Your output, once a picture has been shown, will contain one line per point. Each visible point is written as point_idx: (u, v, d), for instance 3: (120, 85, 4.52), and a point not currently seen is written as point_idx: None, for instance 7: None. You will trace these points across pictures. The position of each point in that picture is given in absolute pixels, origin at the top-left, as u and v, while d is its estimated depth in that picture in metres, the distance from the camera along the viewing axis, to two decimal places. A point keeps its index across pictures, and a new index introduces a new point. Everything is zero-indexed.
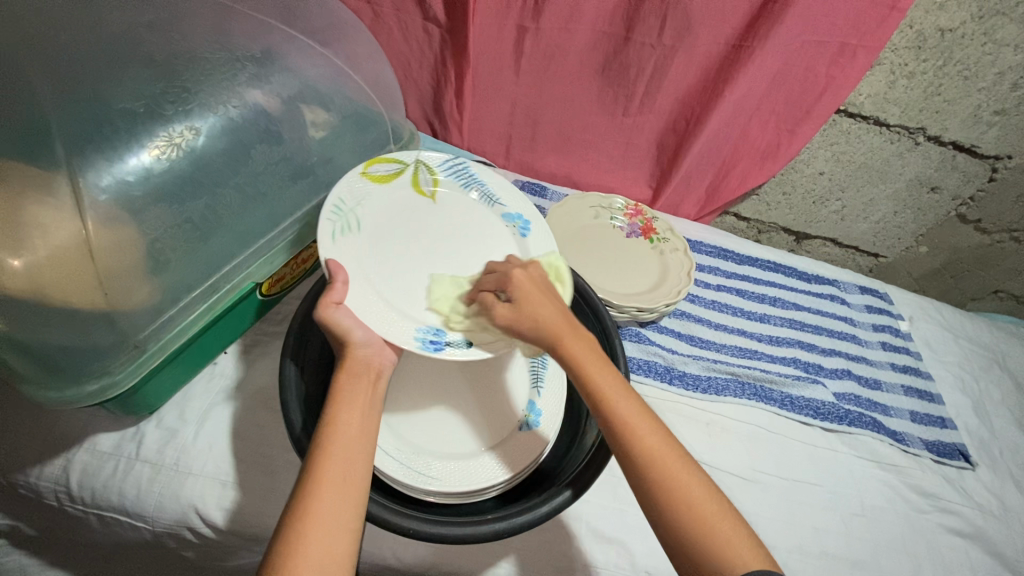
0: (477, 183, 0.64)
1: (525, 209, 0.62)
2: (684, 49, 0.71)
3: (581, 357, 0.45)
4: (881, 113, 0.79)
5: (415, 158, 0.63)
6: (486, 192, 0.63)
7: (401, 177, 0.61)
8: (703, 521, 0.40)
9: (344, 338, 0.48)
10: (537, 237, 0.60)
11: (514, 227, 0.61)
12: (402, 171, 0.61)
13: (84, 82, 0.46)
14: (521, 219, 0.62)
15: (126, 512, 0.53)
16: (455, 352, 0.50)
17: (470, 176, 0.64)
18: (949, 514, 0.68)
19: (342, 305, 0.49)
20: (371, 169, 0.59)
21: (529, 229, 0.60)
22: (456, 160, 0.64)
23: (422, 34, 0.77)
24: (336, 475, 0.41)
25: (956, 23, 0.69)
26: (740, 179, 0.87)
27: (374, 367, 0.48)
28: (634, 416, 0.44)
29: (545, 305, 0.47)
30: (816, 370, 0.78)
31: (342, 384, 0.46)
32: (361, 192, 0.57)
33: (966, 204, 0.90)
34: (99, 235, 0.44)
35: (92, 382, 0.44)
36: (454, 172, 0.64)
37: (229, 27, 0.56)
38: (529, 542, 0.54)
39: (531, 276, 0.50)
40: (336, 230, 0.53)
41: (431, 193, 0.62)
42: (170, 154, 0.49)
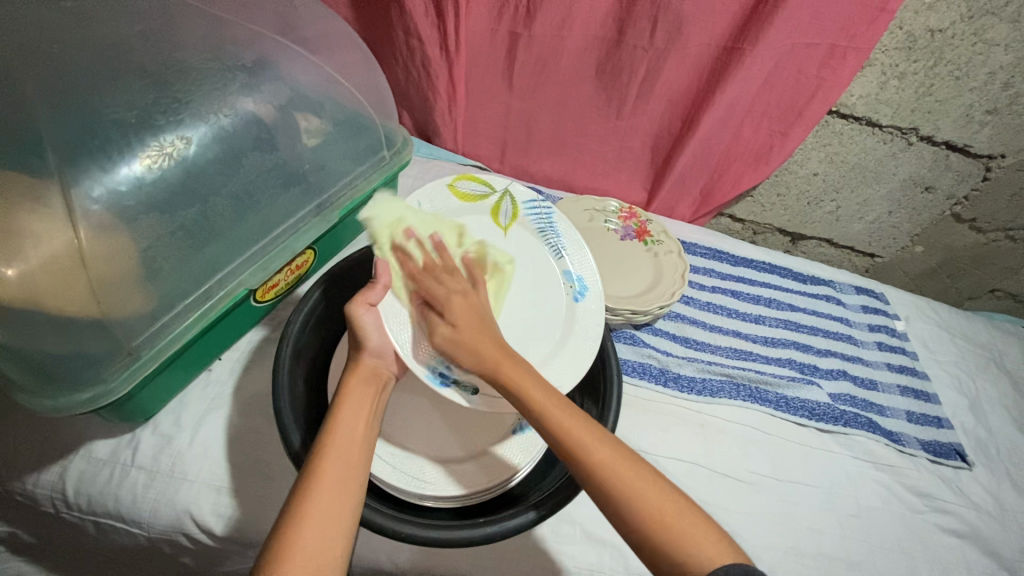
0: (554, 233, 0.65)
1: (589, 276, 0.64)
2: (676, 51, 0.72)
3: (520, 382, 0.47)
4: (873, 114, 0.79)
5: (508, 189, 0.66)
6: (558, 244, 0.65)
7: (488, 201, 0.64)
8: (661, 520, 0.40)
9: (360, 343, 0.51)
10: (589, 307, 0.62)
11: (571, 288, 0.63)
12: (488, 195, 0.65)
13: (77, 94, 0.47)
14: (580, 283, 0.63)
15: (122, 518, 0.53)
16: (458, 396, 0.51)
17: (550, 225, 0.65)
18: (945, 514, 0.68)
19: (373, 308, 0.52)
20: (462, 183, 0.64)
21: (583, 296, 0.62)
22: (544, 206, 0.66)
23: (406, 50, 0.77)
24: (338, 477, 0.41)
25: (946, 24, 0.69)
26: (733, 181, 0.87)
27: (382, 377, 0.51)
28: (578, 428, 0.44)
29: (480, 337, 0.49)
30: (812, 371, 0.78)
31: (349, 388, 0.48)
32: (441, 199, 0.62)
33: (961, 203, 0.90)
34: (92, 244, 0.44)
35: (86, 390, 0.44)
36: (538, 215, 0.65)
37: (221, 36, 0.56)
38: (523, 546, 0.55)
39: (472, 302, 0.52)
40: (402, 226, 0.58)
41: (506, 226, 0.64)
42: (162, 163, 0.49)
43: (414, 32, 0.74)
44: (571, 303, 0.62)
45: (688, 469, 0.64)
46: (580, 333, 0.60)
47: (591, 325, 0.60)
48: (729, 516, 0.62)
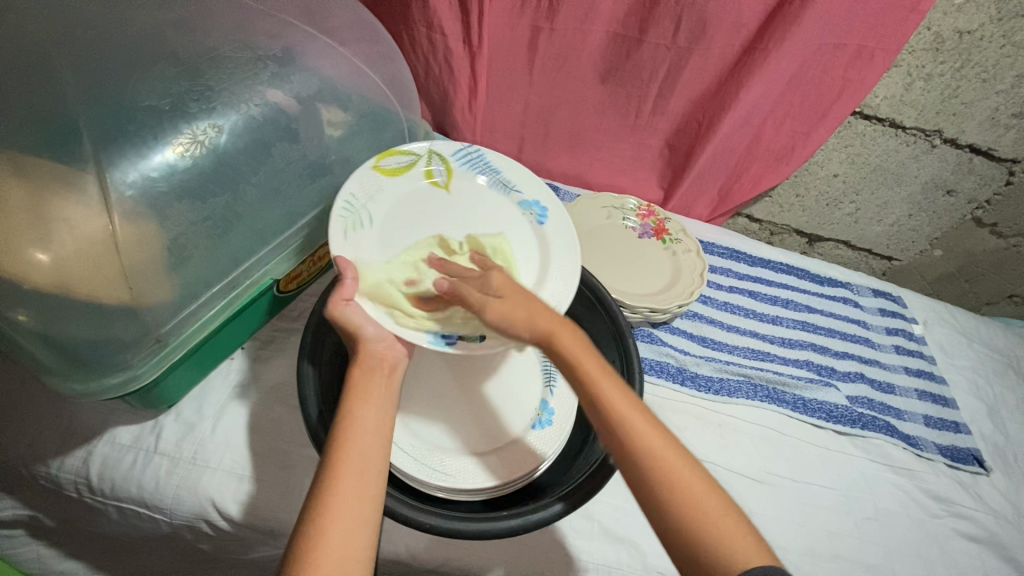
0: (492, 170, 0.64)
1: (542, 196, 0.62)
2: (699, 50, 0.71)
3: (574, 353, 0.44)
4: (897, 115, 0.78)
5: (431, 149, 0.62)
6: (501, 181, 0.63)
7: (416, 168, 0.61)
8: (703, 520, 0.40)
9: (355, 333, 0.48)
10: (554, 225, 0.60)
11: (532, 215, 0.61)
12: (414, 163, 0.61)
13: (111, 80, 0.47)
14: (540, 207, 0.62)
15: (145, 504, 0.54)
16: (467, 347, 0.49)
17: (486, 165, 0.64)
18: (962, 519, 0.68)
19: (351, 301, 0.50)
20: (382, 162, 0.59)
21: (547, 218, 0.61)
22: (470, 150, 0.64)
23: (427, 43, 0.76)
24: (354, 470, 0.41)
25: (975, 26, 0.68)
26: (753, 180, 0.87)
27: (388, 361, 0.49)
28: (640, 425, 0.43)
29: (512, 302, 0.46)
30: (829, 373, 0.78)
31: (357, 378, 0.47)
32: (375, 186, 0.57)
33: (983, 208, 0.90)
34: (124, 230, 0.44)
35: (115, 376, 0.45)
36: (470, 161, 0.63)
37: (251, 26, 0.56)
38: (541, 540, 0.55)
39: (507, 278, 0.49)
40: (348, 225, 0.54)
41: (445, 183, 0.62)
42: (193, 151, 0.49)
43: (438, 25, 0.73)
44: (536, 228, 0.60)
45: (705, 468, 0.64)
46: (556, 255, 0.58)
47: (566, 244, 0.58)
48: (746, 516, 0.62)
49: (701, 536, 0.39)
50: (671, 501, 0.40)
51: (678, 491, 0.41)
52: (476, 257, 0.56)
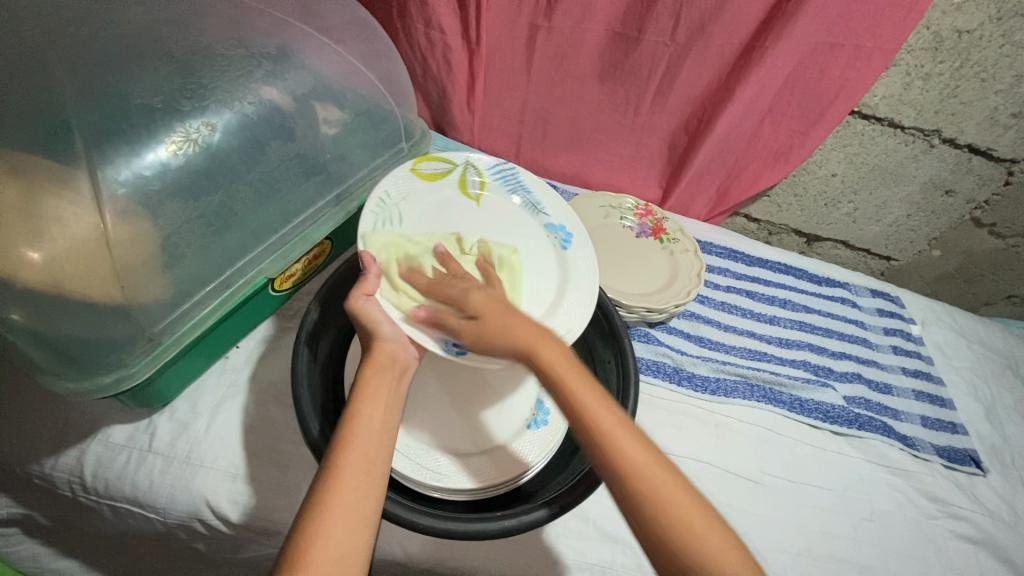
0: (523, 190, 0.64)
1: (570, 221, 0.62)
2: (696, 49, 0.71)
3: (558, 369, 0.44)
4: (896, 115, 0.78)
5: (467, 160, 0.63)
6: (532, 201, 0.63)
7: (451, 177, 0.62)
8: (694, 538, 0.39)
9: (372, 331, 0.48)
10: (577, 253, 0.60)
11: (555, 238, 0.61)
12: (450, 171, 0.62)
13: (104, 78, 0.47)
14: (564, 232, 0.62)
15: (138, 503, 0.53)
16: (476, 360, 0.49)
17: (519, 184, 0.64)
18: (959, 521, 0.67)
19: (371, 298, 0.50)
20: (421, 166, 0.61)
21: (570, 243, 0.61)
22: (506, 166, 0.64)
23: (424, 42, 0.76)
24: (354, 473, 0.41)
25: (974, 25, 0.68)
26: (751, 179, 0.87)
27: (400, 363, 0.48)
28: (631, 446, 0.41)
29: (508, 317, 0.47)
30: (826, 373, 0.78)
31: (367, 378, 0.46)
32: (408, 187, 0.58)
33: (981, 208, 0.90)
34: (116, 229, 0.44)
35: (108, 375, 0.45)
36: (505, 177, 0.64)
37: (245, 23, 0.56)
38: (536, 540, 0.55)
39: (493, 296, 0.50)
40: (379, 221, 0.55)
41: (477, 196, 0.62)
42: (186, 150, 0.49)
43: (434, 23, 0.73)
44: (559, 251, 0.61)
45: (700, 468, 0.64)
46: (576, 279, 0.58)
47: (587, 269, 0.59)
48: (741, 516, 0.61)
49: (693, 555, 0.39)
50: (661, 523, 0.39)
51: (668, 508, 0.40)
52: (482, 264, 0.56)
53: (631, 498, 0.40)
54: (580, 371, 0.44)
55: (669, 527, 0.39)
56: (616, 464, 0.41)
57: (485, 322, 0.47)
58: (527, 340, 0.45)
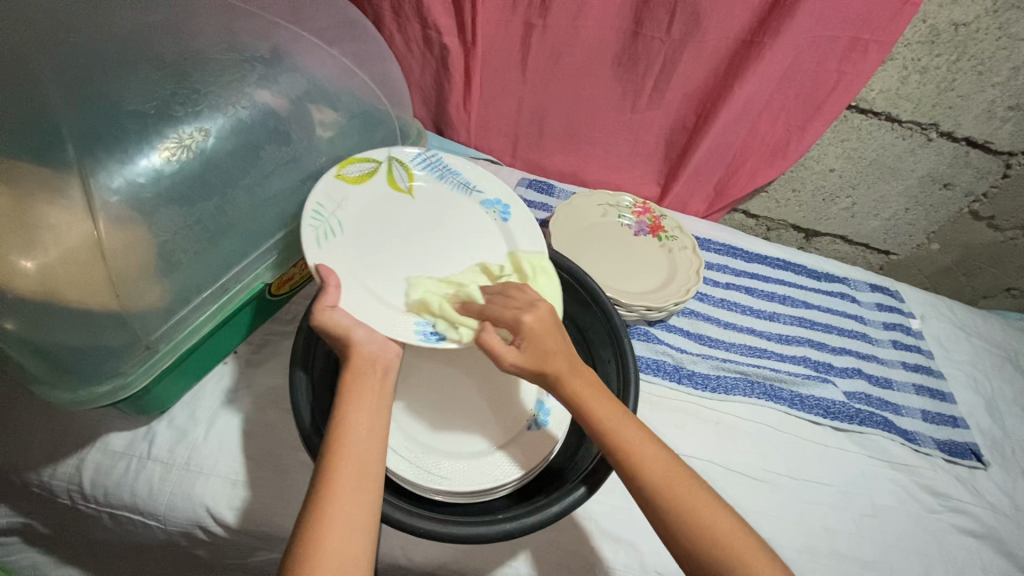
0: (453, 174, 0.63)
1: (503, 194, 0.63)
2: (693, 44, 0.70)
3: (583, 396, 0.47)
4: (893, 109, 0.78)
5: (389, 155, 0.61)
6: (462, 182, 0.63)
7: (378, 175, 0.59)
8: (722, 543, 0.41)
9: (344, 337, 0.47)
10: (518, 220, 0.61)
11: (494, 213, 0.61)
12: (375, 170, 0.59)
13: (96, 84, 0.47)
14: (502, 205, 0.62)
15: (138, 510, 0.53)
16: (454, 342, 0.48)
17: (444, 168, 0.63)
18: (960, 514, 0.67)
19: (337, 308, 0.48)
20: (346, 170, 0.57)
21: (509, 213, 0.61)
22: (428, 154, 0.63)
23: (422, 39, 0.76)
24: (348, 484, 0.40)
25: (970, 18, 0.68)
26: (749, 175, 0.86)
27: (381, 363, 0.47)
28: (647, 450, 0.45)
29: (547, 348, 0.47)
30: (826, 369, 0.77)
31: (351, 383, 0.45)
32: (340, 195, 0.55)
33: (979, 201, 0.89)
34: (110, 235, 0.44)
35: (105, 383, 0.45)
36: (429, 165, 0.63)
37: (238, 27, 0.56)
38: (537, 542, 0.54)
39: (542, 315, 0.48)
40: (320, 235, 0.52)
41: (408, 188, 0.60)
42: (180, 155, 0.48)
43: (431, 23, 0.73)
44: (500, 224, 0.60)
45: (702, 466, 0.64)
46: (523, 244, 0.59)
47: (529, 232, 0.59)
48: (744, 515, 0.61)
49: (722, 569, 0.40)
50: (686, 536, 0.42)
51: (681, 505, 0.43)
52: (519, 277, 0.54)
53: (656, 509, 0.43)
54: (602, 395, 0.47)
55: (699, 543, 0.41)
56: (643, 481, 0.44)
57: (526, 349, 0.46)
58: (554, 369, 0.47)
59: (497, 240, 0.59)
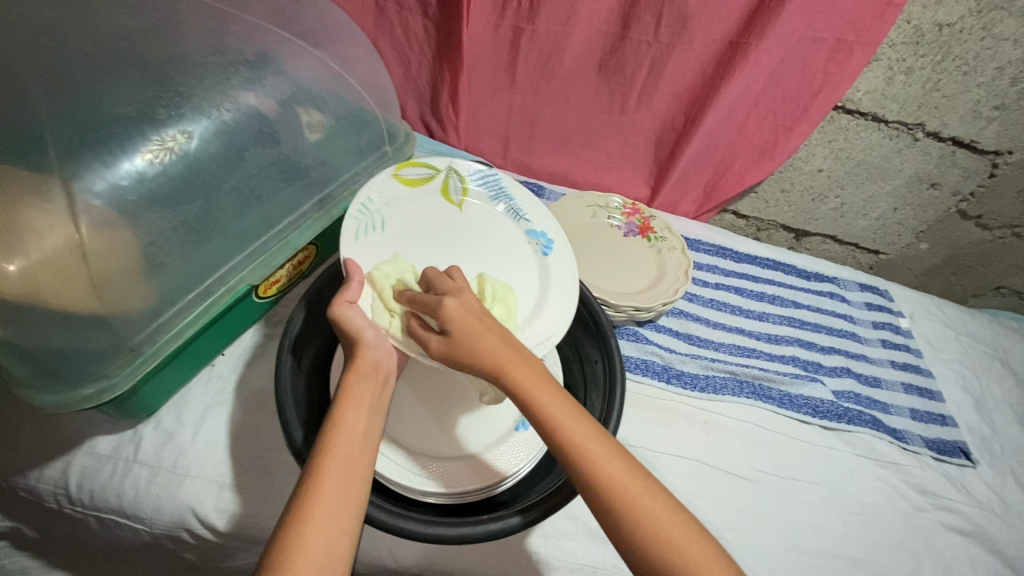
0: (507, 197, 0.64)
1: (552, 227, 0.62)
2: (680, 46, 0.71)
3: (529, 384, 0.42)
4: (879, 109, 0.78)
5: (450, 166, 0.63)
6: (515, 208, 0.63)
7: (433, 183, 0.61)
8: (664, 535, 0.39)
9: (355, 337, 0.47)
10: (560, 258, 0.60)
11: (538, 244, 0.61)
12: (432, 177, 0.62)
13: (79, 88, 0.47)
14: (546, 238, 0.62)
15: (125, 514, 0.53)
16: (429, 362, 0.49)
17: (501, 190, 0.64)
18: (949, 512, 0.68)
19: (354, 305, 0.49)
20: (403, 171, 0.60)
21: (552, 249, 0.61)
22: (492, 172, 0.65)
23: (421, 31, 0.76)
24: (334, 488, 0.40)
25: (954, 18, 0.68)
26: (738, 176, 0.86)
27: (384, 371, 0.47)
28: (591, 440, 0.41)
29: (482, 334, 0.44)
30: (815, 368, 0.78)
31: (350, 385, 0.45)
32: (390, 195, 0.58)
33: (967, 200, 0.90)
34: (92, 238, 0.44)
35: (89, 386, 0.45)
36: (488, 183, 0.64)
37: (224, 30, 0.56)
38: (524, 544, 0.54)
39: (466, 304, 0.46)
40: (359, 229, 0.55)
41: (459, 202, 0.62)
42: (163, 158, 0.49)
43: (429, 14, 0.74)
44: (540, 257, 0.61)
45: (691, 466, 0.64)
46: (556, 289, 0.58)
47: (568, 274, 0.59)
48: (733, 514, 0.62)
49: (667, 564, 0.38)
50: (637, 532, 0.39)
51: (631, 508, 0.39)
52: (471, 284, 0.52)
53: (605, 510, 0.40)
54: (549, 383, 0.43)
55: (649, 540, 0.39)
56: (593, 479, 0.40)
57: (454, 336, 0.44)
58: (495, 356, 0.43)
59: (538, 272, 0.60)
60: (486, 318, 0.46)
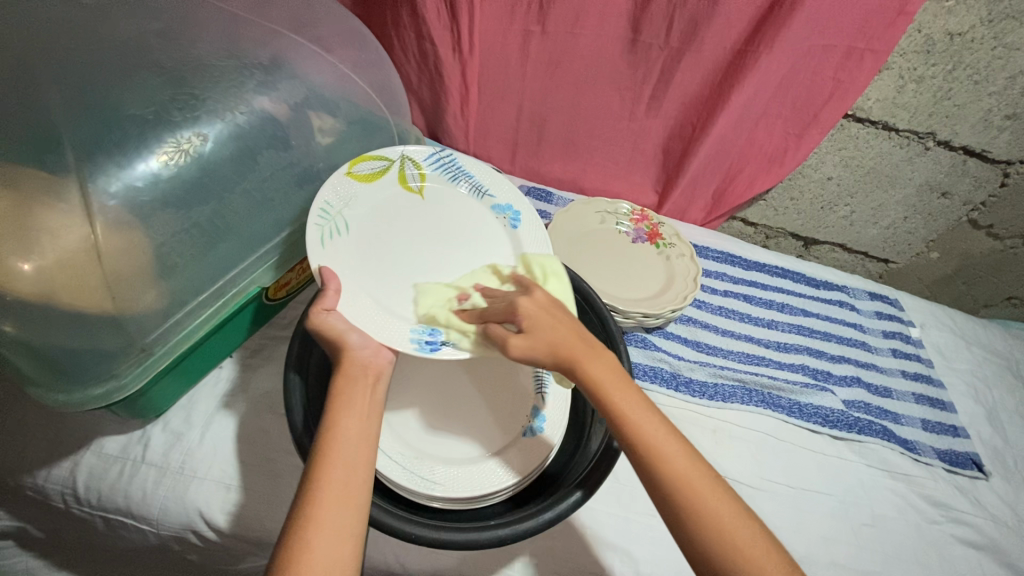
0: (466, 175, 0.64)
1: (516, 201, 0.62)
2: (690, 52, 0.71)
3: (600, 377, 0.43)
4: (890, 118, 0.78)
5: (404, 153, 0.62)
6: (473, 184, 0.63)
7: (389, 175, 0.60)
8: (725, 530, 0.39)
9: (338, 342, 0.47)
10: (530, 228, 0.60)
11: (505, 219, 0.61)
12: (388, 168, 0.60)
13: (95, 90, 0.47)
14: (513, 211, 0.62)
15: (131, 515, 0.53)
16: (450, 354, 0.49)
17: (458, 170, 0.64)
18: (961, 525, 0.67)
19: (333, 312, 0.49)
20: (356, 167, 0.58)
21: (519, 222, 0.60)
22: (444, 154, 0.64)
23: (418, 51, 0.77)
24: (333, 491, 0.39)
25: (966, 28, 0.68)
26: (747, 184, 0.86)
27: (373, 370, 0.47)
28: (657, 433, 0.42)
29: (556, 327, 0.45)
30: (825, 377, 0.77)
31: (340, 388, 0.45)
32: (349, 193, 0.56)
33: (978, 209, 0.89)
34: (107, 238, 0.44)
35: (99, 385, 0.45)
36: (443, 165, 0.64)
37: (239, 34, 0.56)
38: (532, 550, 0.54)
39: (538, 300, 0.47)
40: (325, 234, 0.53)
41: (418, 189, 0.61)
42: (178, 160, 0.49)
43: (426, 33, 0.74)
44: (510, 232, 0.60)
45: None
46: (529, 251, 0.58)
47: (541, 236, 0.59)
48: None
49: (732, 563, 0.38)
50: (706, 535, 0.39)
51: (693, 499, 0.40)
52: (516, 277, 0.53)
53: (668, 501, 0.40)
54: (621, 379, 0.44)
55: (714, 534, 0.39)
56: (656, 470, 0.41)
57: (532, 333, 0.44)
58: (568, 349, 0.44)
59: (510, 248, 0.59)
60: (561, 314, 0.46)
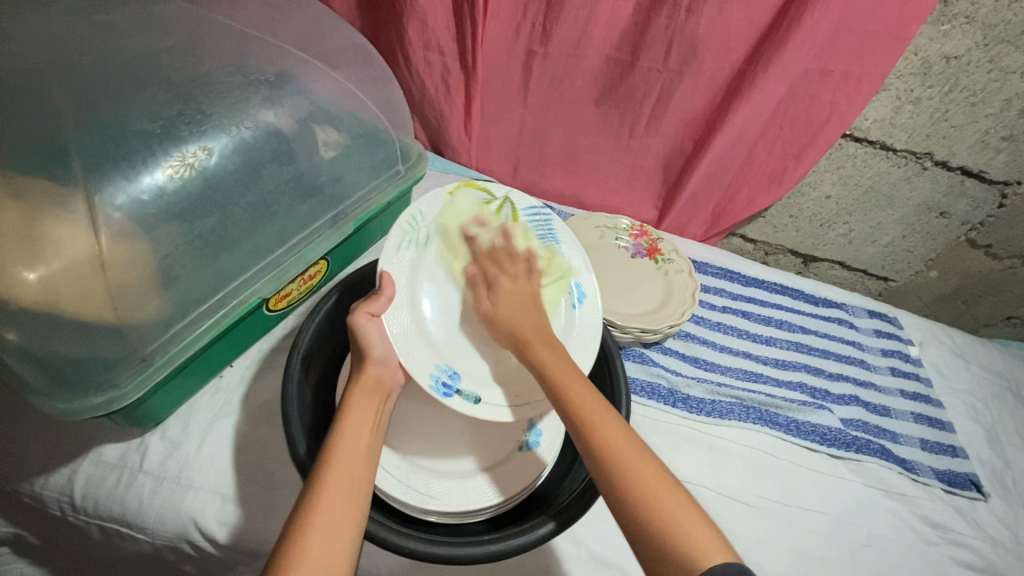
0: (554, 241, 0.63)
1: (586, 279, 0.62)
2: (689, 73, 0.72)
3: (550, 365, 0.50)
4: (887, 138, 0.79)
5: (507, 196, 0.64)
6: (557, 253, 0.63)
7: (484, 208, 0.62)
8: (646, 490, 0.41)
9: (364, 352, 0.50)
10: (586, 316, 0.60)
11: (569, 296, 0.61)
12: (486, 202, 0.63)
13: (105, 104, 0.48)
14: (580, 292, 0.62)
15: (127, 523, 0.53)
16: (460, 404, 0.52)
17: (550, 234, 0.63)
18: (959, 547, 0.66)
19: (376, 318, 0.51)
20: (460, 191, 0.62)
21: (581, 303, 0.61)
22: (544, 212, 0.64)
23: (424, 64, 0.78)
24: (336, 496, 0.40)
25: (961, 51, 0.69)
26: (746, 202, 0.87)
27: (385, 387, 0.50)
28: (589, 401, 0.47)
29: (520, 315, 0.55)
30: (823, 396, 0.77)
31: (353, 398, 0.47)
32: (440, 211, 0.60)
33: (977, 229, 0.90)
34: (112, 249, 0.45)
35: (98, 394, 0.45)
36: (537, 222, 0.64)
37: (247, 51, 0.58)
38: (526, 566, 0.54)
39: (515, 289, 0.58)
40: (405, 238, 0.56)
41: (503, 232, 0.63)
42: (183, 173, 0.50)
43: (434, 44, 0.75)
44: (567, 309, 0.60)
45: (696, 492, 0.63)
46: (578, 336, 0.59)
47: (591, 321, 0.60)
48: (739, 541, 0.61)
49: (650, 517, 0.40)
50: (664, 535, 0.39)
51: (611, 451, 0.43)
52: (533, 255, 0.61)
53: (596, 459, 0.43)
54: (567, 365, 0.50)
55: (631, 483, 0.41)
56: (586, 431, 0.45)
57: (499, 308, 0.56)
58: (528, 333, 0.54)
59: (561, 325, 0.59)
60: (529, 301, 0.57)
